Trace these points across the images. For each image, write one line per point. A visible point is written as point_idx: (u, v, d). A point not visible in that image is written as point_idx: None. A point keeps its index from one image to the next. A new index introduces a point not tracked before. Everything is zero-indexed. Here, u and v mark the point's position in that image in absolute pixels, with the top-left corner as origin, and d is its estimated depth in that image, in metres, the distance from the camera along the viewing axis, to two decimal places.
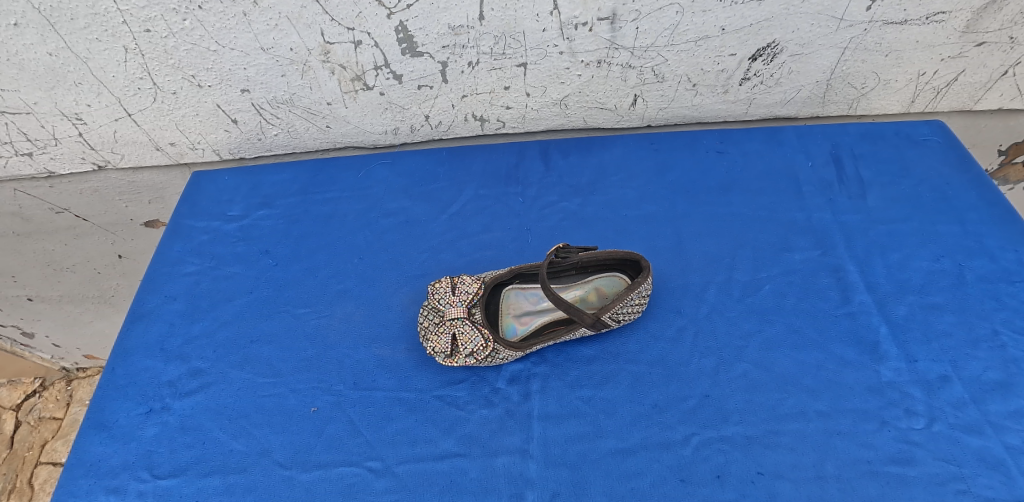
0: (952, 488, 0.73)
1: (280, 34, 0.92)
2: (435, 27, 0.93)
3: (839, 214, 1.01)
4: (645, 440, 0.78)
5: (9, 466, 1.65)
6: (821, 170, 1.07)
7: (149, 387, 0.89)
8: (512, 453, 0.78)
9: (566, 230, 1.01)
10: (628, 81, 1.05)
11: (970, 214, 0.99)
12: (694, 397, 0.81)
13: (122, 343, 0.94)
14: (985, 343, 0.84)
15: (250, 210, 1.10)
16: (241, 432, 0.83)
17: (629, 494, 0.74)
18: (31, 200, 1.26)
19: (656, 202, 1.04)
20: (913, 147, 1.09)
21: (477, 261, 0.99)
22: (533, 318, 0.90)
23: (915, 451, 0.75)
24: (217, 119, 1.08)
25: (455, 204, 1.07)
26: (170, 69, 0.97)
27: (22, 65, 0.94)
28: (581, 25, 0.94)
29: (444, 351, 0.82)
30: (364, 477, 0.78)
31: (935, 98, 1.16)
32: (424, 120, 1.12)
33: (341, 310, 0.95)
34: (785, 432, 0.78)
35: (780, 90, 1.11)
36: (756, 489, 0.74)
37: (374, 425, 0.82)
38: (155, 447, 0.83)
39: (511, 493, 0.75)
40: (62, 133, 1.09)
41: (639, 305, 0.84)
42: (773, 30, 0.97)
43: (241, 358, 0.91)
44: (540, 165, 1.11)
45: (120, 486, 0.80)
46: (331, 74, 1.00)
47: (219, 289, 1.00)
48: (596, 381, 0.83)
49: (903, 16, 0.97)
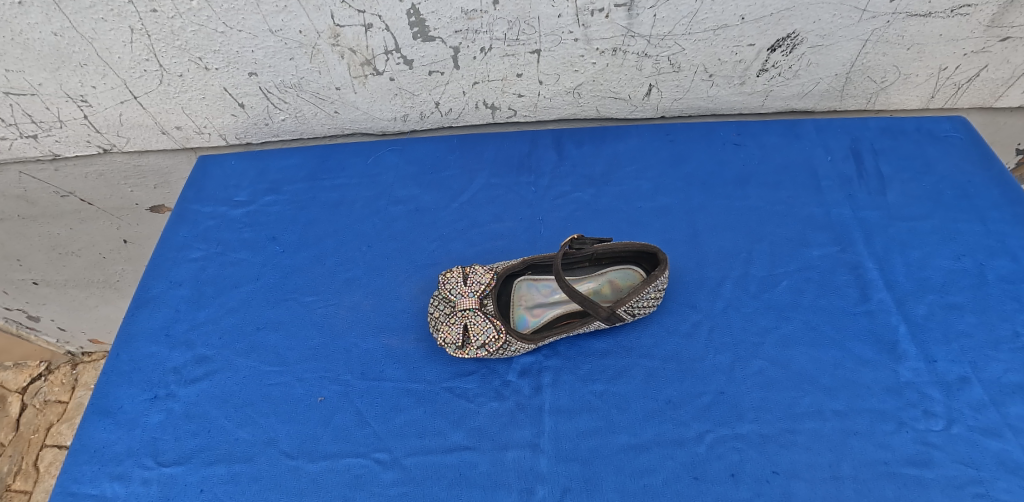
0: (970, 492, 0.71)
1: (288, 16, 0.90)
2: (448, 11, 0.90)
3: (859, 209, 0.98)
4: (658, 436, 0.76)
5: (14, 448, 1.66)
6: (840, 165, 1.04)
7: (154, 373, 0.88)
8: (523, 447, 0.77)
9: (578, 221, 0.99)
10: (643, 70, 1.03)
11: (992, 213, 0.97)
12: (709, 393, 0.79)
13: (127, 328, 0.93)
14: (1006, 345, 0.82)
15: (257, 196, 1.08)
16: (246, 421, 0.82)
17: (641, 491, 0.73)
18: (35, 183, 1.24)
19: (670, 194, 1.02)
20: (934, 143, 1.07)
21: (487, 251, 0.97)
22: (545, 309, 0.88)
23: (933, 453, 0.74)
24: (223, 103, 1.06)
25: (465, 192, 1.05)
26: (176, 51, 0.95)
27: (27, 45, 0.92)
28: (596, 11, 0.91)
29: (455, 342, 0.81)
30: (372, 468, 0.77)
31: (956, 94, 1.13)
32: (434, 107, 1.10)
33: (350, 299, 0.93)
34: (800, 431, 0.76)
35: (797, 83, 1.08)
36: (771, 489, 0.72)
37: (382, 416, 0.81)
38: (160, 434, 0.82)
39: (521, 488, 0.74)
40: (68, 116, 1.07)
41: (654, 299, 0.82)
42: (794, 20, 0.94)
43: (247, 346, 0.89)
44: (552, 154, 1.09)
45: (124, 472, 0.79)
46: (340, 58, 0.98)
47: (225, 275, 0.98)
48: (608, 376, 0.81)
49: (927, 8, 0.94)
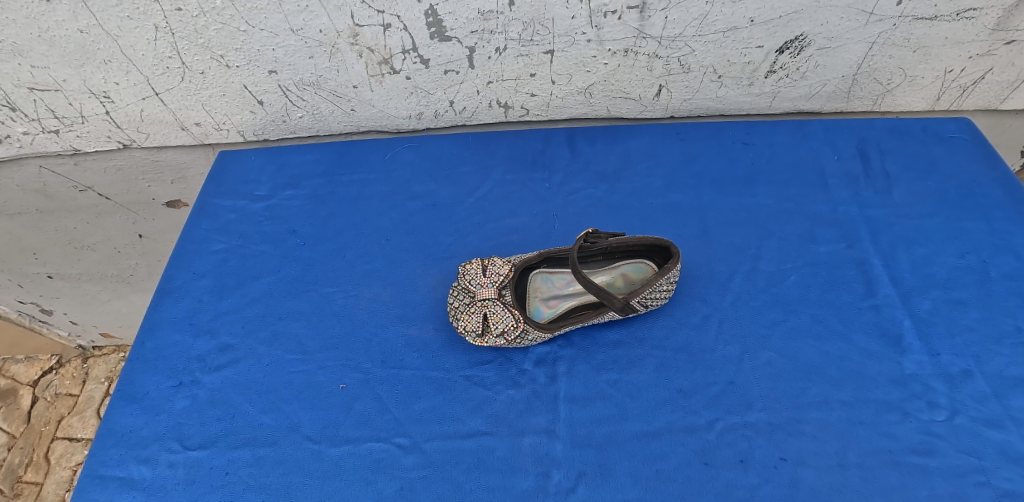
0: (973, 480, 0.73)
1: (310, 15, 0.93)
2: (464, 12, 0.93)
3: (865, 207, 1.01)
4: (669, 424, 0.79)
5: (26, 440, 1.69)
6: (847, 163, 1.07)
7: (179, 361, 0.90)
8: (539, 433, 0.79)
9: (591, 217, 1.02)
10: (653, 70, 1.05)
11: (996, 212, 0.99)
12: (719, 383, 0.82)
13: (151, 317, 0.96)
14: (1009, 340, 0.84)
15: (276, 191, 1.11)
16: (270, 406, 0.85)
17: (653, 476, 0.75)
18: (55, 177, 1.27)
19: (681, 192, 1.04)
20: (940, 143, 1.09)
21: (503, 245, 1.00)
22: (560, 301, 0.91)
23: (937, 443, 0.76)
24: (243, 100, 1.09)
25: (480, 188, 1.07)
26: (199, 49, 0.98)
27: (53, 41, 0.95)
28: (609, 13, 0.94)
29: (475, 330, 0.83)
30: (392, 452, 0.79)
31: (961, 97, 1.16)
32: (448, 106, 1.13)
33: (369, 290, 0.96)
34: (807, 420, 0.78)
35: (805, 84, 1.10)
36: (779, 475, 0.74)
37: (402, 403, 0.83)
38: (185, 419, 0.85)
39: (537, 472, 0.76)
40: (90, 111, 1.10)
41: (666, 291, 0.85)
42: (802, 23, 0.97)
43: (269, 334, 0.92)
44: (565, 151, 1.11)
45: (151, 456, 0.82)
46: (359, 57, 1.00)
47: (246, 266, 1.01)
48: (621, 365, 0.84)
49: (933, 12, 0.96)
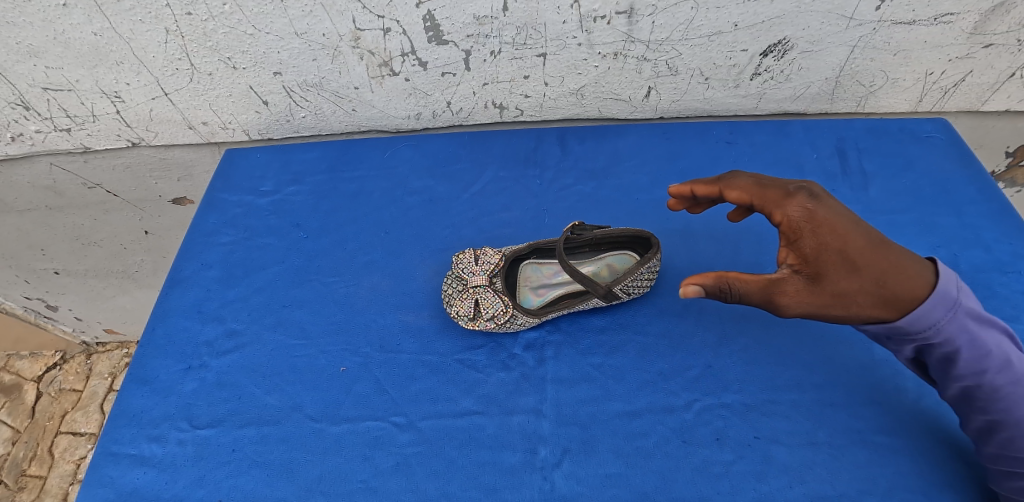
0: (936, 457, 0.78)
1: (314, 19, 0.98)
2: (460, 17, 0.98)
3: (842, 203, 1.06)
4: (650, 404, 0.83)
5: (31, 435, 1.73)
6: (826, 161, 1.12)
7: (187, 346, 0.95)
8: (527, 412, 0.84)
9: (580, 211, 1.07)
10: (642, 73, 1.11)
11: (967, 208, 1.04)
12: (697, 367, 0.86)
13: (161, 305, 1.01)
14: None
15: (281, 186, 1.16)
16: (274, 388, 0.90)
17: (635, 452, 0.80)
18: (65, 175, 1.32)
19: (667, 188, 1.09)
20: (916, 143, 1.14)
21: (496, 238, 1.05)
22: (548, 290, 0.96)
23: (903, 423, 0.81)
24: (249, 100, 1.15)
25: (476, 184, 1.12)
26: (207, 51, 1.03)
27: (67, 44, 1.01)
28: (599, 18, 0.99)
29: (467, 314, 0.88)
30: (389, 430, 0.84)
31: (943, 98, 1.21)
32: (446, 106, 1.18)
33: (369, 280, 1.01)
34: (781, 401, 0.83)
35: (789, 86, 1.16)
36: (753, 452, 0.79)
37: (399, 384, 0.88)
38: (194, 400, 0.90)
39: (526, 448, 0.81)
40: (101, 111, 1.16)
41: (647, 280, 0.89)
42: (784, 27, 1.02)
43: (274, 321, 0.97)
44: (557, 150, 1.16)
45: (161, 434, 0.87)
46: (360, 59, 1.06)
47: (251, 257, 1.06)
48: (605, 350, 0.89)
49: (912, 16, 1.01)
